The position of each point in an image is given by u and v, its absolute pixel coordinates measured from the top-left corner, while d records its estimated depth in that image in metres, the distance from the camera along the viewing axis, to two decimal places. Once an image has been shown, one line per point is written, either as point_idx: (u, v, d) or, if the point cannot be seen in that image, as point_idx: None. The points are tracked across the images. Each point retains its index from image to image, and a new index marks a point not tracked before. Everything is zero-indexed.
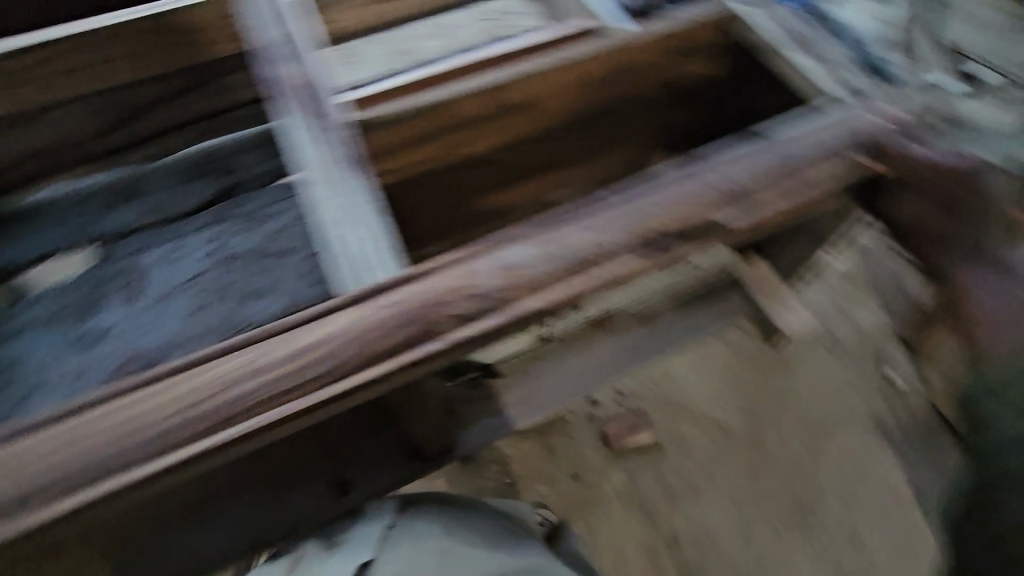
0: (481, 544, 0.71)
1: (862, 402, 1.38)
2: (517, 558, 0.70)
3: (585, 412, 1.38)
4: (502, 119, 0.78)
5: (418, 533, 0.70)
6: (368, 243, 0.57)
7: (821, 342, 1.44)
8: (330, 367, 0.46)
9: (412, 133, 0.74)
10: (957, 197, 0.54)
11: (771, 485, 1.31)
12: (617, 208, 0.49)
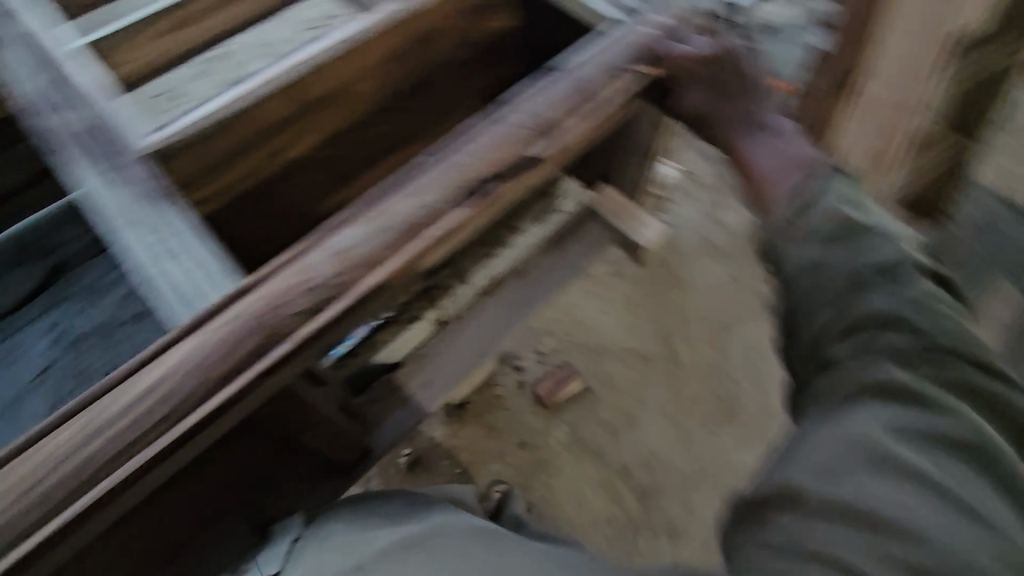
0: (378, 521, 0.60)
1: (739, 296, 1.62)
2: (424, 521, 0.59)
3: (515, 382, 1.54)
4: (323, 106, 0.78)
5: (309, 533, 0.62)
6: (196, 271, 0.54)
7: (698, 254, 1.66)
8: (176, 403, 0.42)
9: (230, 143, 0.71)
10: (740, 81, 0.60)
11: (689, 390, 1.52)
12: (441, 166, 0.49)
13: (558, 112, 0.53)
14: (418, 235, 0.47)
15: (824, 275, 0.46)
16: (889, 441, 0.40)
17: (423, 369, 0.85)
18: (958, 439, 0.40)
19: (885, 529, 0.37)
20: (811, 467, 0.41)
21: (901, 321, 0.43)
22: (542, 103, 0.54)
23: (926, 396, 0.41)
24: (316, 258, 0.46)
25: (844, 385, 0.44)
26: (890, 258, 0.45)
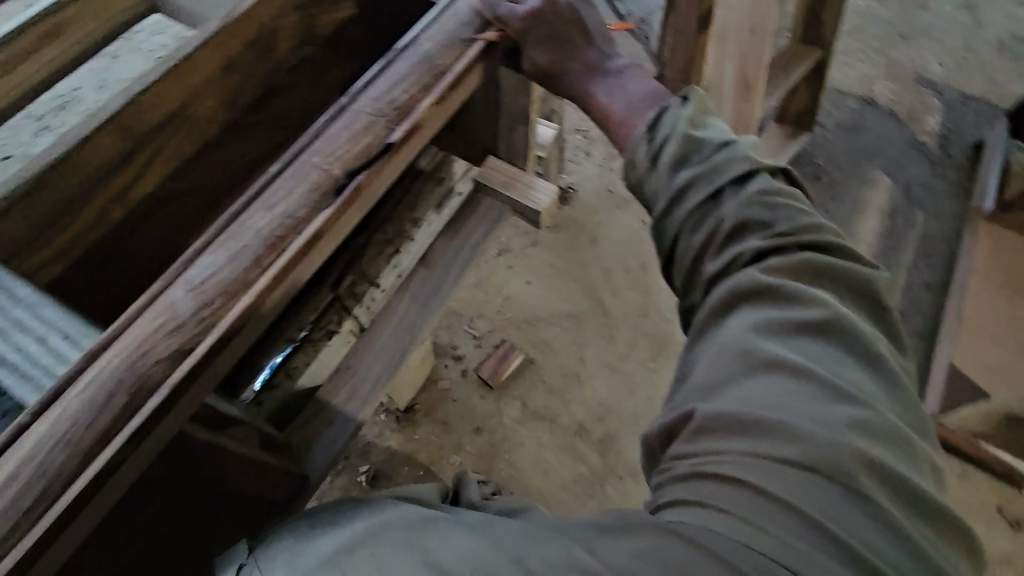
0: (318, 532, 0.55)
1: (643, 243, 1.79)
2: (364, 520, 0.53)
3: (460, 371, 1.64)
4: (172, 127, 0.72)
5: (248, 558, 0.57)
6: (55, 344, 0.51)
7: (600, 217, 1.83)
8: (48, 483, 0.38)
9: (71, 191, 0.65)
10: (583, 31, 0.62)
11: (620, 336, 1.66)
12: (292, 167, 0.45)
13: (409, 92, 0.50)
14: (282, 250, 0.43)
15: (681, 204, 0.55)
16: (756, 337, 0.46)
17: (352, 376, 0.84)
18: (810, 320, 0.46)
19: (762, 411, 0.43)
20: (699, 379, 0.47)
21: (751, 227, 0.51)
22: (389, 84, 0.50)
23: (780, 288, 0.48)
24: (178, 300, 0.42)
25: (716, 296, 0.51)
26: (734, 175, 0.53)
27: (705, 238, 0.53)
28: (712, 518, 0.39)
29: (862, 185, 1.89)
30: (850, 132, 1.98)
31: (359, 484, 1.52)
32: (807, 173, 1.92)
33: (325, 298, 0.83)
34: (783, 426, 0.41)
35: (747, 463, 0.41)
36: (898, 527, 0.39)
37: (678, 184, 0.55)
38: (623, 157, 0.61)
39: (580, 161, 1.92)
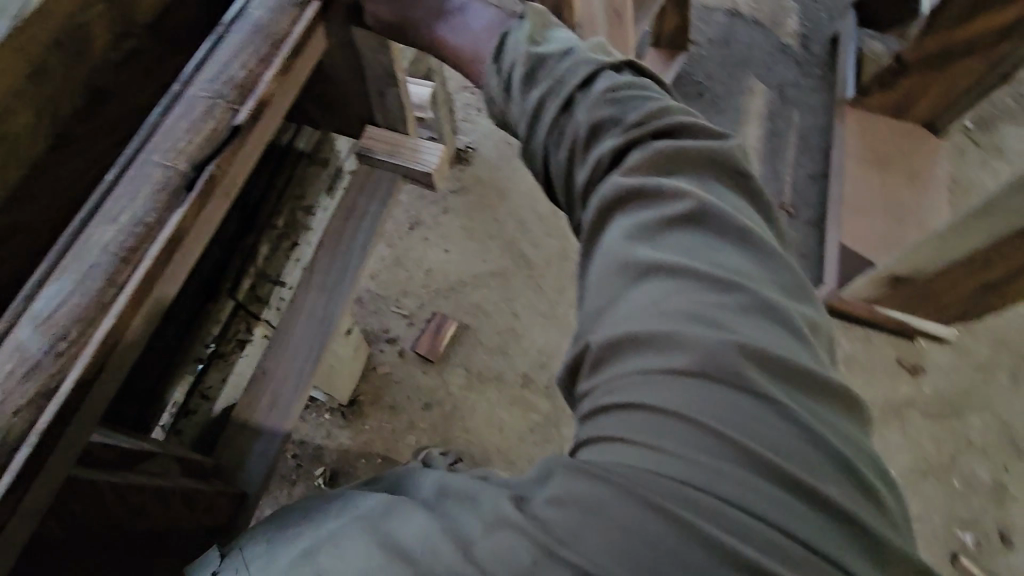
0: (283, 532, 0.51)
1: None
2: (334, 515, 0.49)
3: (396, 351, 1.61)
4: None
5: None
6: None
7: (503, 172, 1.82)
8: None
9: None
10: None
11: (545, 283, 1.69)
12: (131, 172, 0.41)
13: (248, 67, 0.45)
14: (139, 260, 0.40)
15: (539, 125, 0.56)
16: (630, 249, 0.48)
17: (273, 379, 0.78)
18: (676, 213, 0.48)
19: (644, 322, 0.44)
20: (590, 305, 0.49)
21: (606, 126, 0.53)
22: (223, 61, 0.45)
23: (644, 187, 0.49)
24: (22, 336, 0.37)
25: (590, 210, 0.52)
26: (576, 83, 0.55)
27: (567, 151, 0.55)
28: (617, 448, 0.41)
29: (741, 95, 1.98)
30: (721, 45, 2.06)
31: (319, 486, 1.48)
32: (690, 92, 1.98)
33: (227, 307, 0.81)
34: (664, 333, 0.43)
35: (639, 382, 0.42)
36: (786, 407, 0.41)
37: (532, 104, 0.56)
38: (483, 94, 0.61)
39: (473, 119, 1.89)
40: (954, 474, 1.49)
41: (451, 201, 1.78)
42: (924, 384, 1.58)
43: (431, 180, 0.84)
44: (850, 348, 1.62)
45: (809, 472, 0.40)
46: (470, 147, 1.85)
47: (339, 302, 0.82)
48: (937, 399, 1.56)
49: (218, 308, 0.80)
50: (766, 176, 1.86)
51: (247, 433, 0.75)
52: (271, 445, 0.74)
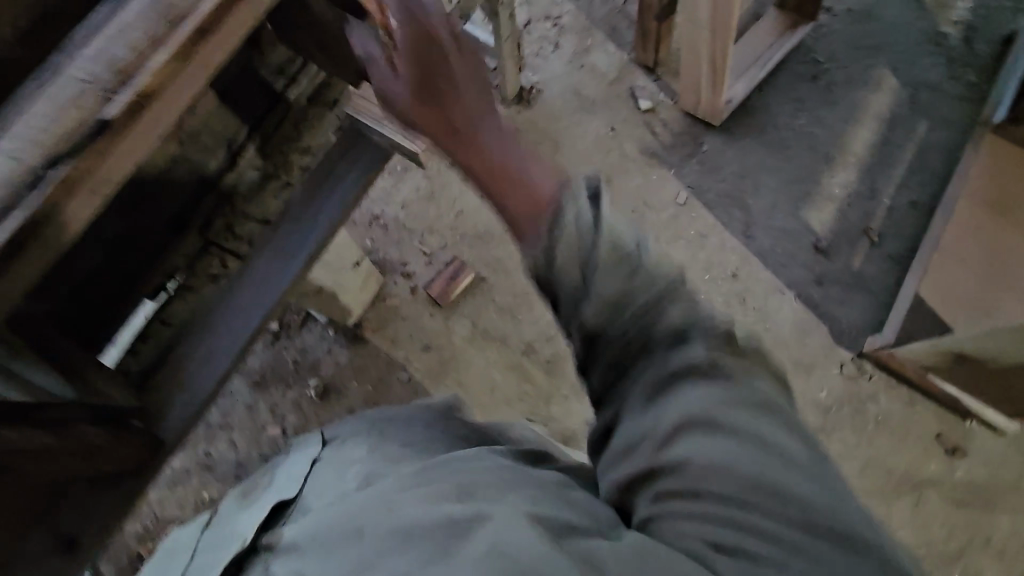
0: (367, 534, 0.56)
1: (615, 149, 1.65)
2: (414, 529, 0.52)
3: (409, 287, 1.60)
4: None
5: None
6: None
7: (564, 123, 1.68)
8: None
9: None
10: None
11: None
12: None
13: (135, 53, 0.46)
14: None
15: (579, 302, 0.54)
16: (696, 415, 0.51)
17: (221, 323, 0.80)
18: (737, 392, 0.52)
19: (711, 454, 0.49)
20: (651, 435, 0.52)
21: (672, 295, 0.55)
22: (106, 45, 0.45)
23: (705, 366, 0.53)
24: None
25: (645, 384, 0.54)
26: (617, 282, 0.53)
27: (619, 336, 0.54)
28: (698, 539, 0.48)
29: (861, 88, 1.68)
30: (859, 21, 1.73)
31: (309, 397, 1.53)
32: (801, 72, 1.70)
33: (194, 243, 0.81)
34: (723, 471, 0.49)
35: (706, 489, 0.49)
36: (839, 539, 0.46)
37: (572, 280, 0.54)
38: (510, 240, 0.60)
39: (545, 57, 1.72)
40: (956, 567, 1.36)
41: None
42: (958, 468, 1.41)
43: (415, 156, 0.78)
44: (887, 406, 1.45)
45: None
46: (535, 87, 1.70)
47: (304, 249, 0.84)
48: (968, 487, 1.40)
49: (185, 244, 0.80)
50: (860, 190, 1.60)
51: (184, 368, 0.78)
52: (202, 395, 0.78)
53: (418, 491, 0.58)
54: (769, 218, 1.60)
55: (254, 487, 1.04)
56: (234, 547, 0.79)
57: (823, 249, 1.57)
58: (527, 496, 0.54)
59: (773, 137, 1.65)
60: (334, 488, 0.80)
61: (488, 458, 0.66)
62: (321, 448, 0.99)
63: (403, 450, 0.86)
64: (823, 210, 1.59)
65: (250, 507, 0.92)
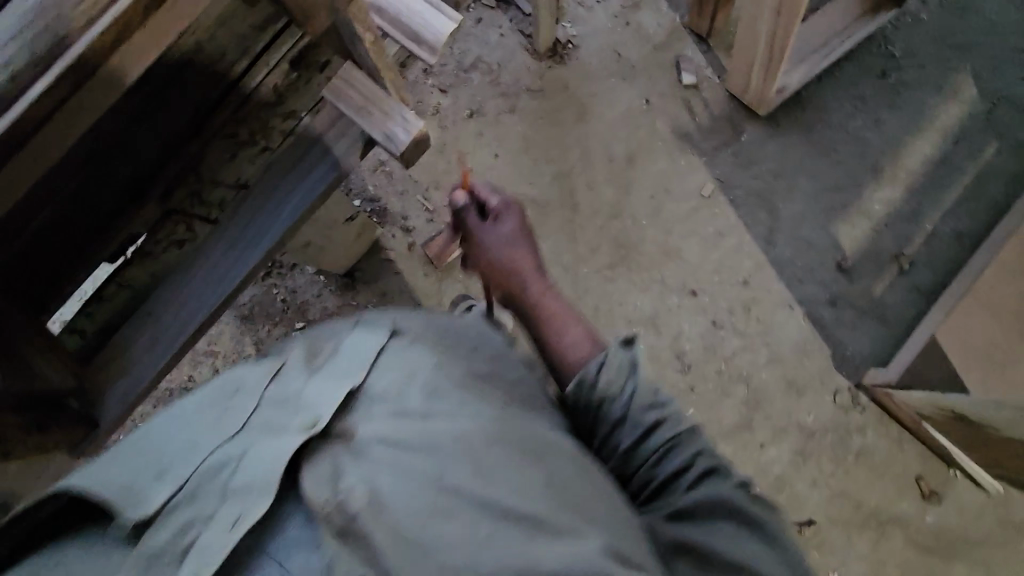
0: (454, 483, 0.56)
1: (644, 125, 1.52)
2: (490, 527, 0.55)
3: (407, 243, 1.55)
4: None
5: (381, 509, 0.54)
6: None
7: (596, 88, 1.54)
8: None
9: None
10: None
11: (584, 232, 1.50)
12: None
13: None
14: None
15: (620, 433, 0.75)
16: (725, 538, 0.65)
17: (178, 302, 0.79)
18: (756, 525, 0.66)
19: (743, 561, 0.63)
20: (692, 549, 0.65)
21: (696, 442, 0.74)
22: None
23: (732, 500, 0.68)
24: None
25: (679, 501, 0.69)
26: (653, 418, 0.75)
27: (649, 457, 0.74)
28: None
29: (933, 95, 1.50)
30: (947, 15, 1.52)
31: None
32: (870, 65, 1.51)
33: (152, 212, 0.77)
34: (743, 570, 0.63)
35: None
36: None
37: (617, 417, 0.76)
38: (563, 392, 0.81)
39: (589, 7, 1.55)
40: None
41: (526, 101, 1.54)
42: (930, 513, 1.38)
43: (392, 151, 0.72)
44: (873, 442, 1.41)
45: None
46: (571, 42, 1.54)
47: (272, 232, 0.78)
48: (936, 533, 1.37)
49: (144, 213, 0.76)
50: (903, 210, 1.47)
51: (133, 349, 0.78)
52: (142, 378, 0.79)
53: (514, 466, 0.60)
54: (796, 226, 1.48)
55: (316, 346, 0.72)
56: (300, 428, 0.59)
57: (846, 268, 1.46)
58: (600, 524, 0.59)
59: (821, 137, 1.50)
60: (409, 405, 0.63)
61: (567, 444, 0.67)
62: (389, 335, 0.71)
63: (470, 377, 0.70)
64: (856, 226, 1.47)
65: (318, 377, 0.65)
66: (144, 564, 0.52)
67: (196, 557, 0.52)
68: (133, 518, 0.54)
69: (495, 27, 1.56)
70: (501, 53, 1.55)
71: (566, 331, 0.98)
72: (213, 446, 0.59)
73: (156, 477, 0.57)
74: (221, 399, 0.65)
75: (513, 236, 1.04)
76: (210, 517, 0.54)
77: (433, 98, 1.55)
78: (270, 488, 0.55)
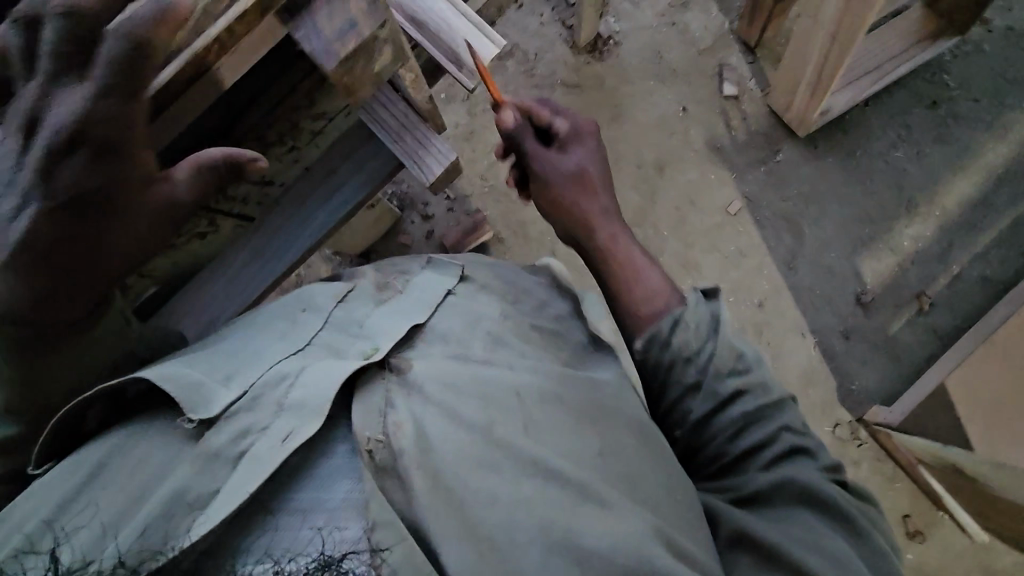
0: (502, 438, 0.56)
1: (679, 133, 1.48)
2: (549, 477, 0.54)
3: (426, 230, 1.54)
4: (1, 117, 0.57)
5: (428, 453, 0.53)
6: None
7: (635, 89, 1.49)
8: None
9: None
10: None
11: None
12: None
13: None
14: None
15: (691, 399, 0.71)
16: (803, 524, 0.60)
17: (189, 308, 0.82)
18: (844, 518, 0.61)
19: (820, 550, 0.58)
20: (762, 526, 0.60)
21: (788, 421, 0.68)
22: None
23: (819, 487, 0.62)
24: (60, 102, 0.59)
25: (752, 475, 0.65)
26: (734, 385, 0.68)
27: (725, 429, 0.68)
28: None
29: (982, 132, 1.44)
30: (1011, 49, 1.45)
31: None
32: (921, 94, 1.45)
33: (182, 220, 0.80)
34: (816, 558, 0.57)
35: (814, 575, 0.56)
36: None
37: (690, 382, 0.71)
38: (634, 351, 0.76)
39: (636, 3, 1.49)
40: None
41: (562, 95, 1.49)
42: (912, 551, 1.40)
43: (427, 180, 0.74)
44: (866, 477, 1.41)
45: None
46: (614, 37, 1.49)
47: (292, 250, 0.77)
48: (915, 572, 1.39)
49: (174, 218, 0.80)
50: (933, 249, 1.43)
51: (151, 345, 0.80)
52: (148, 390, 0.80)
53: (568, 430, 0.59)
54: (820, 253, 1.45)
55: (385, 282, 0.74)
56: (359, 355, 0.59)
57: (864, 302, 1.44)
58: (652, 508, 0.58)
59: (859, 164, 1.45)
60: (473, 346, 0.63)
61: (633, 408, 0.66)
62: (458, 280, 0.72)
63: (534, 331, 0.70)
64: (881, 260, 1.44)
65: (382, 313, 0.66)
66: (204, 462, 0.50)
67: (247, 463, 0.49)
68: (191, 414, 0.52)
69: (536, 14, 1.50)
70: (539, 42, 1.50)
71: (649, 277, 0.81)
72: (275, 361, 0.57)
73: (224, 379, 0.55)
74: (289, 321, 0.65)
75: (586, 168, 0.87)
76: (266, 428, 0.52)
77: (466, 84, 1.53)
78: (324, 407, 0.52)
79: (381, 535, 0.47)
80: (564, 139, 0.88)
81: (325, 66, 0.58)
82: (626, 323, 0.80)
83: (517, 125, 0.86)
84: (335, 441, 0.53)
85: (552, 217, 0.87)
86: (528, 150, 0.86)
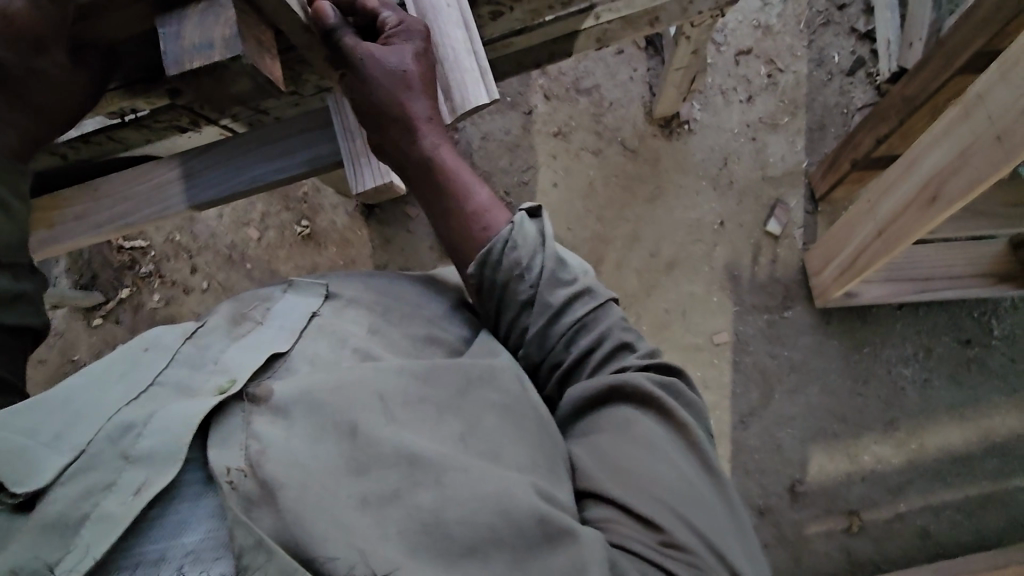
0: (372, 441, 0.49)
1: (708, 243, 1.42)
2: (422, 456, 0.49)
3: None
4: None
5: (298, 469, 0.46)
6: None
7: (686, 181, 1.44)
8: None
9: None
10: None
11: None
12: None
13: None
14: None
15: (528, 316, 0.64)
16: (629, 428, 0.57)
17: (89, 199, 0.76)
18: (663, 404, 0.58)
19: (644, 454, 0.55)
20: (601, 454, 0.57)
21: (626, 346, 0.63)
22: None
23: (644, 391, 0.59)
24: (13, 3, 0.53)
25: (582, 385, 0.61)
26: (560, 297, 0.63)
27: (558, 337, 0.63)
28: (642, 536, 0.51)
29: (995, 393, 1.37)
30: None
31: (294, 232, 1.46)
32: (956, 326, 1.38)
33: (128, 132, 0.79)
34: (639, 469, 0.54)
35: (639, 487, 0.53)
36: (725, 556, 0.52)
37: (524, 299, 0.63)
38: (469, 275, 0.65)
39: (728, 102, 1.46)
40: None
41: (615, 152, 1.45)
42: None
43: (353, 187, 0.78)
44: None
45: (740, 564, 0.52)
46: (690, 124, 1.45)
47: (215, 188, 0.74)
48: None
49: (123, 133, 0.79)
50: (890, 478, 1.34)
51: (48, 217, 0.76)
52: (41, 283, 0.64)
53: (430, 421, 0.53)
54: (777, 425, 1.36)
55: (243, 311, 0.60)
56: (211, 392, 0.49)
57: (795, 492, 1.33)
58: (525, 463, 0.53)
59: (862, 361, 1.37)
60: (327, 361, 0.55)
61: (495, 395, 0.57)
62: (322, 301, 0.62)
63: (409, 340, 0.62)
64: (833, 461, 1.34)
65: (235, 347, 0.55)
66: (42, 532, 0.41)
67: (95, 526, 0.42)
68: (18, 491, 0.42)
69: (630, 66, 1.47)
70: (620, 93, 1.46)
71: (476, 192, 0.67)
72: (111, 411, 0.47)
73: (53, 439, 0.45)
74: (126, 361, 0.52)
75: (406, 70, 0.63)
76: (109, 485, 0.43)
77: (534, 98, 1.46)
78: (180, 453, 0.44)
79: (250, 558, 0.41)
80: (385, 33, 0.64)
81: (169, 72, 0.52)
82: (453, 248, 0.68)
83: (337, 16, 0.61)
84: (181, 476, 0.45)
85: (364, 124, 0.67)
86: (341, 46, 0.62)
